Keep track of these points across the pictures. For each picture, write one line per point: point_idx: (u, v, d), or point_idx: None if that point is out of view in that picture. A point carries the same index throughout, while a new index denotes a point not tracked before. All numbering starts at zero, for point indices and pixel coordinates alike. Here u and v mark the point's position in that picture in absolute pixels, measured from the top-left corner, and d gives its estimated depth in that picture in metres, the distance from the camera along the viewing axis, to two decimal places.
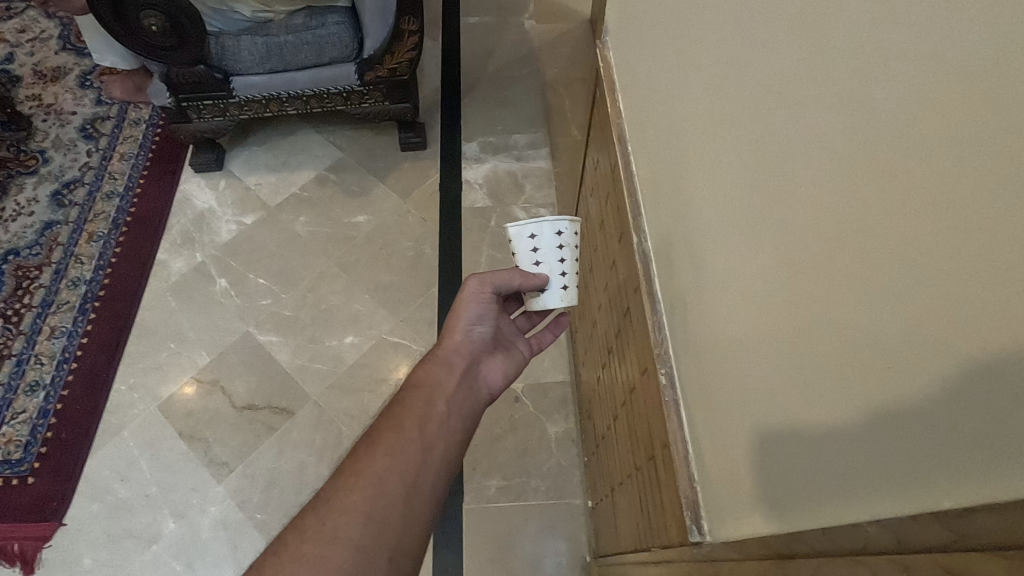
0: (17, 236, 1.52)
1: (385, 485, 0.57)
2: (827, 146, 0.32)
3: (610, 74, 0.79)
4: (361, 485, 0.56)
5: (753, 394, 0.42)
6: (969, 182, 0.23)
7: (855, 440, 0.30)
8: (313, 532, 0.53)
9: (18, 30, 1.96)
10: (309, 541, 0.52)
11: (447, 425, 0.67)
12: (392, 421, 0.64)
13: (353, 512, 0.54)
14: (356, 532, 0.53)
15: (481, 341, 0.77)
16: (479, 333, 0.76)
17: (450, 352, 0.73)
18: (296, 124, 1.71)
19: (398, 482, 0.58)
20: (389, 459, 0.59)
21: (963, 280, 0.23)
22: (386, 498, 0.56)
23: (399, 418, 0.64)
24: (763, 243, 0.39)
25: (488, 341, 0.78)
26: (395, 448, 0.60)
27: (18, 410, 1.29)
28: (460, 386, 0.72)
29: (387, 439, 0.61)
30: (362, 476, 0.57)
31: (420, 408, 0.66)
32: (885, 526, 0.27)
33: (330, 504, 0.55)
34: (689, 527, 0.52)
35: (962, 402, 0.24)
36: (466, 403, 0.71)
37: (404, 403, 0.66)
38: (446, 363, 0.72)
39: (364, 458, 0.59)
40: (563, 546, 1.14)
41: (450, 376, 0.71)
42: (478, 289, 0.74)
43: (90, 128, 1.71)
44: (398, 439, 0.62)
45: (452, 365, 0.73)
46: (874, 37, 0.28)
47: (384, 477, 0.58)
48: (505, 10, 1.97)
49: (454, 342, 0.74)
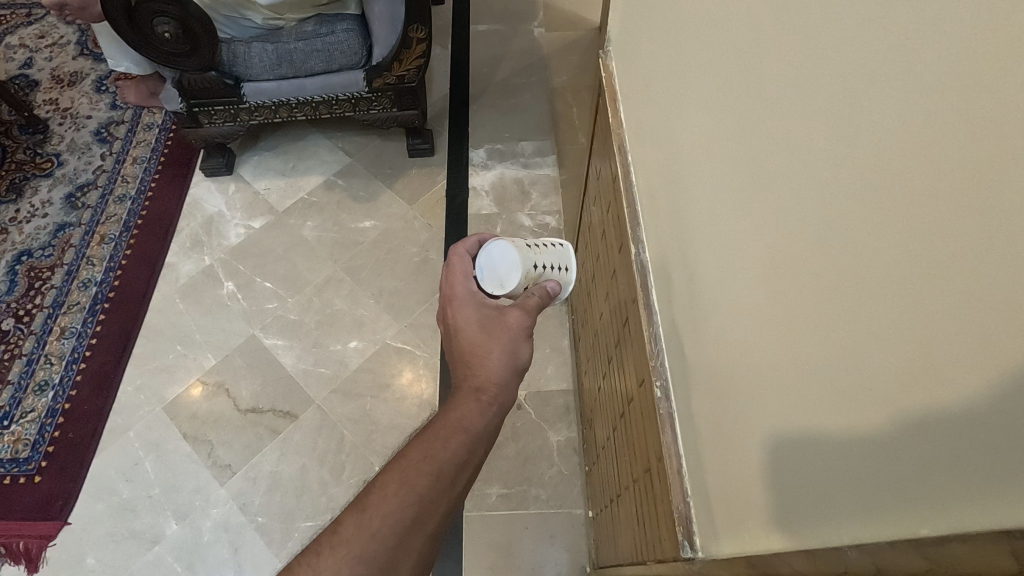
0: (31, 238, 1.54)
1: (409, 538, 0.50)
2: (814, 167, 0.32)
3: (612, 84, 0.79)
4: (387, 534, 0.49)
5: (740, 408, 0.42)
6: (942, 207, 0.23)
7: (834, 460, 0.31)
8: None
9: (37, 36, 2.00)
10: None
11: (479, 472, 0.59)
12: (431, 468, 0.53)
13: (370, 562, 0.48)
14: None
15: None
16: None
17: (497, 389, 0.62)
18: (306, 130, 1.73)
19: (419, 534, 0.51)
20: (420, 507, 0.52)
21: (943, 306, 0.23)
22: (405, 549, 0.50)
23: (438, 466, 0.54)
24: (755, 261, 0.40)
25: None
26: (429, 498, 0.52)
27: (27, 410, 1.31)
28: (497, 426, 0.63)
29: (419, 487, 0.52)
30: (386, 523, 0.50)
31: (461, 458, 0.56)
32: (864, 551, 0.28)
33: (349, 546, 0.48)
34: (682, 543, 0.52)
35: (934, 430, 0.24)
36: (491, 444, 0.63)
37: (444, 434, 0.56)
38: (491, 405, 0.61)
39: (393, 498, 0.51)
40: (563, 556, 1.13)
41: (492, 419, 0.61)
42: (526, 320, 0.64)
43: (104, 132, 1.74)
44: (435, 487, 0.53)
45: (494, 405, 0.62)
46: (857, 56, 0.28)
47: (412, 531, 0.51)
48: (515, 19, 1.98)
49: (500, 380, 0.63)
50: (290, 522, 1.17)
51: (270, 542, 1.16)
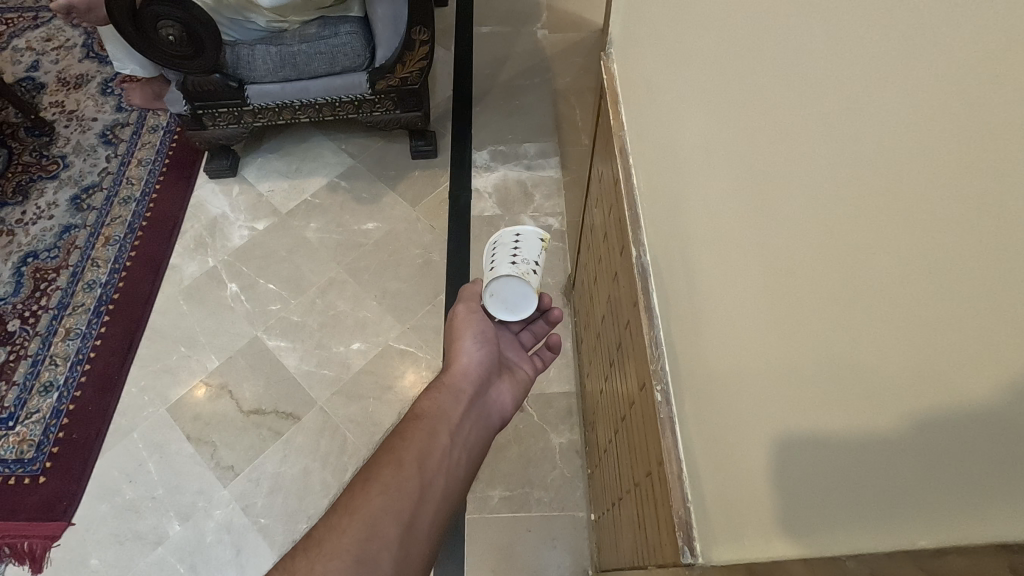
0: (37, 239, 1.55)
1: (379, 526, 0.56)
2: (815, 173, 0.32)
3: (614, 86, 0.79)
4: (354, 526, 0.55)
5: (740, 415, 0.42)
6: (942, 215, 0.23)
7: (831, 468, 0.30)
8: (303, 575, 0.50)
9: (44, 39, 2.01)
10: None
11: (450, 458, 0.67)
12: (394, 456, 0.63)
13: (345, 556, 0.52)
14: None
15: (488, 365, 0.80)
16: (479, 355, 0.80)
17: (459, 375, 0.77)
18: (309, 132, 1.74)
19: (394, 523, 0.57)
20: (387, 497, 0.58)
21: (944, 314, 0.23)
22: (378, 539, 0.55)
23: (399, 454, 0.63)
24: (754, 266, 0.39)
25: (491, 367, 0.81)
26: (392, 486, 0.59)
27: (32, 410, 1.32)
28: (467, 414, 0.73)
29: (383, 476, 0.60)
30: (357, 517, 0.56)
31: (422, 443, 0.65)
32: (862, 561, 0.28)
33: (321, 545, 0.53)
34: (681, 548, 0.51)
35: (932, 441, 0.24)
36: (470, 434, 0.72)
37: (406, 427, 0.68)
38: (454, 393, 0.74)
39: (360, 495, 0.58)
40: (564, 557, 1.12)
41: (457, 407, 0.73)
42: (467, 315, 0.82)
43: (110, 135, 1.75)
44: (398, 476, 0.61)
45: (459, 395, 0.74)
46: (858, 58, 0.28)
47: (380, 518, 0.56)
48: (518, 21, 1.98)
49: (461, 370, 0.77)
50: (293, 524, 1.17)
51: (272, 544, 1.16)
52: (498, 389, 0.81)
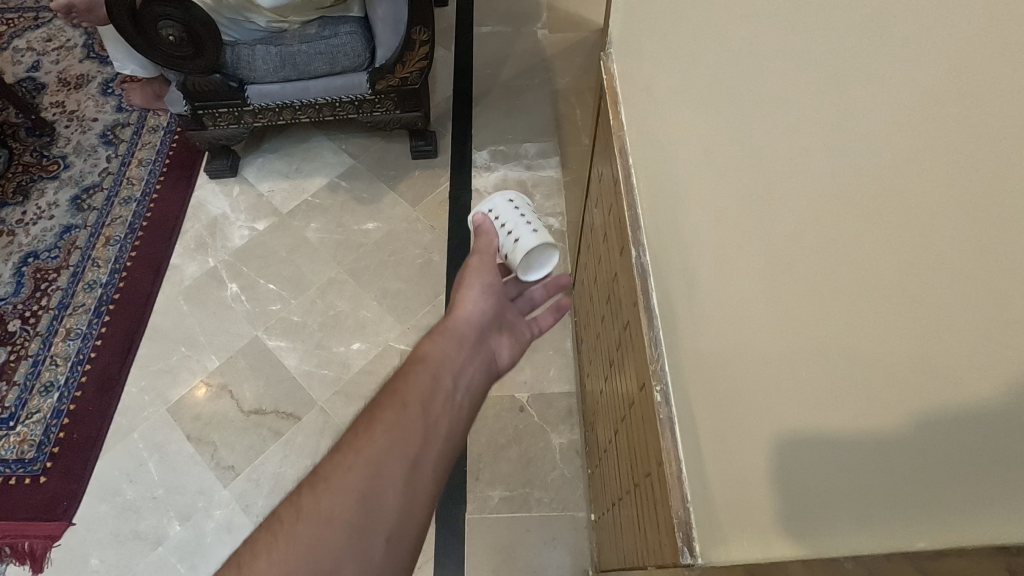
0: (38, 239, 1.56)
1: (384, 465, 0.52)
2: (813, 174, 0.32)
3: (614, 86, 0.79)
4: (358, 463, 0.51)
5: (739, 416, 0.42)
6: (940, 216, 0.23)
7: (830, 468, 0.30)
8: (308, 512, 0.48)
9: (45, 39, 2.01)
10: (303, 521, 0.48)
11: (456, 399, 0.63)
12: (398, 395, 0.59)
13: (349, 493, 0.50)
14: (350, 515, 0.49)
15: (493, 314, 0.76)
16: (484, 305, 0.76)
17: (464, 322, 0.73)
18: (309, 132, 1.74)
19: (400, 461, 0.53)
20: (391, 436, 0.54)
21: (942, 315, 0.23)
22: (383, 478, 0.51)
23: (404, 393, 0.59)
24: (753, 266, 0.39)
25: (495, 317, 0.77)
26: (396, 425, 0.55)
27: (33, 410, 1.32)
28: (472, 358, 0.70)
29: (387, 415, 0.56)
30: (361, 454, 0.52)
31: (428, 384, 0.61)
32: (860, 561, 0.28)
33: (324, 483, 0.50)
34: (681, 549, 0.51)
35: (930, 442, 0.24)
36: (477, 378, 0.68)
37: (411, 367, 0.64)
38: (458, 339, 0.70)
39: (364, 433, 0.54)
40: (564, 557, 1.12)
41: (462, 351, 0.69)
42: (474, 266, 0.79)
43: (111, 135, 1.75)
44: (402, 415, 0.57)
45: (465, 340, 0.71)
46: (857, 58, 0.28)
47: (384, 457, 0.53)
48: (519, 21, 1.98)
49: (465, 318, 0.73)
50: None
51: None
52: (503, 338, 0.77)
